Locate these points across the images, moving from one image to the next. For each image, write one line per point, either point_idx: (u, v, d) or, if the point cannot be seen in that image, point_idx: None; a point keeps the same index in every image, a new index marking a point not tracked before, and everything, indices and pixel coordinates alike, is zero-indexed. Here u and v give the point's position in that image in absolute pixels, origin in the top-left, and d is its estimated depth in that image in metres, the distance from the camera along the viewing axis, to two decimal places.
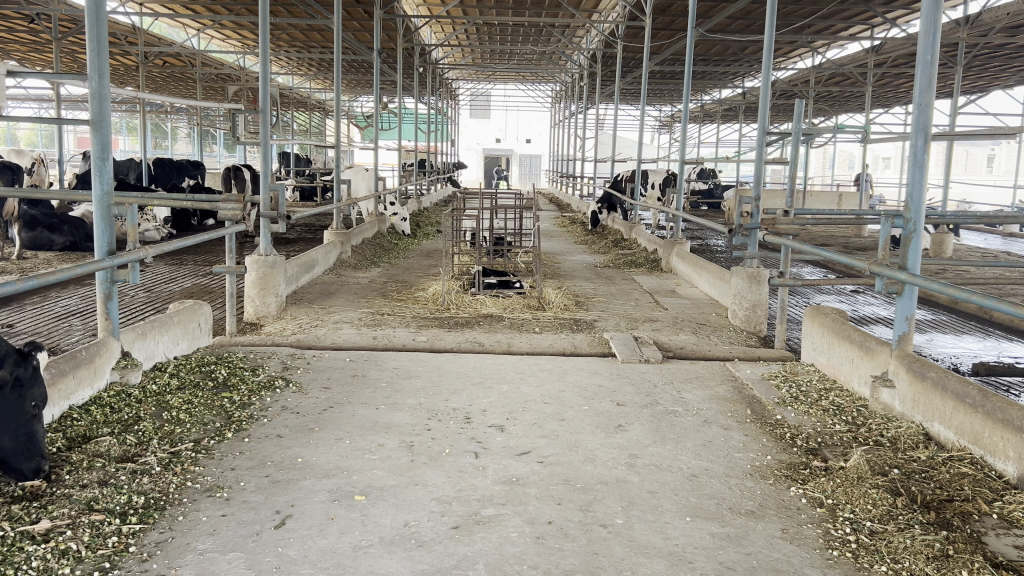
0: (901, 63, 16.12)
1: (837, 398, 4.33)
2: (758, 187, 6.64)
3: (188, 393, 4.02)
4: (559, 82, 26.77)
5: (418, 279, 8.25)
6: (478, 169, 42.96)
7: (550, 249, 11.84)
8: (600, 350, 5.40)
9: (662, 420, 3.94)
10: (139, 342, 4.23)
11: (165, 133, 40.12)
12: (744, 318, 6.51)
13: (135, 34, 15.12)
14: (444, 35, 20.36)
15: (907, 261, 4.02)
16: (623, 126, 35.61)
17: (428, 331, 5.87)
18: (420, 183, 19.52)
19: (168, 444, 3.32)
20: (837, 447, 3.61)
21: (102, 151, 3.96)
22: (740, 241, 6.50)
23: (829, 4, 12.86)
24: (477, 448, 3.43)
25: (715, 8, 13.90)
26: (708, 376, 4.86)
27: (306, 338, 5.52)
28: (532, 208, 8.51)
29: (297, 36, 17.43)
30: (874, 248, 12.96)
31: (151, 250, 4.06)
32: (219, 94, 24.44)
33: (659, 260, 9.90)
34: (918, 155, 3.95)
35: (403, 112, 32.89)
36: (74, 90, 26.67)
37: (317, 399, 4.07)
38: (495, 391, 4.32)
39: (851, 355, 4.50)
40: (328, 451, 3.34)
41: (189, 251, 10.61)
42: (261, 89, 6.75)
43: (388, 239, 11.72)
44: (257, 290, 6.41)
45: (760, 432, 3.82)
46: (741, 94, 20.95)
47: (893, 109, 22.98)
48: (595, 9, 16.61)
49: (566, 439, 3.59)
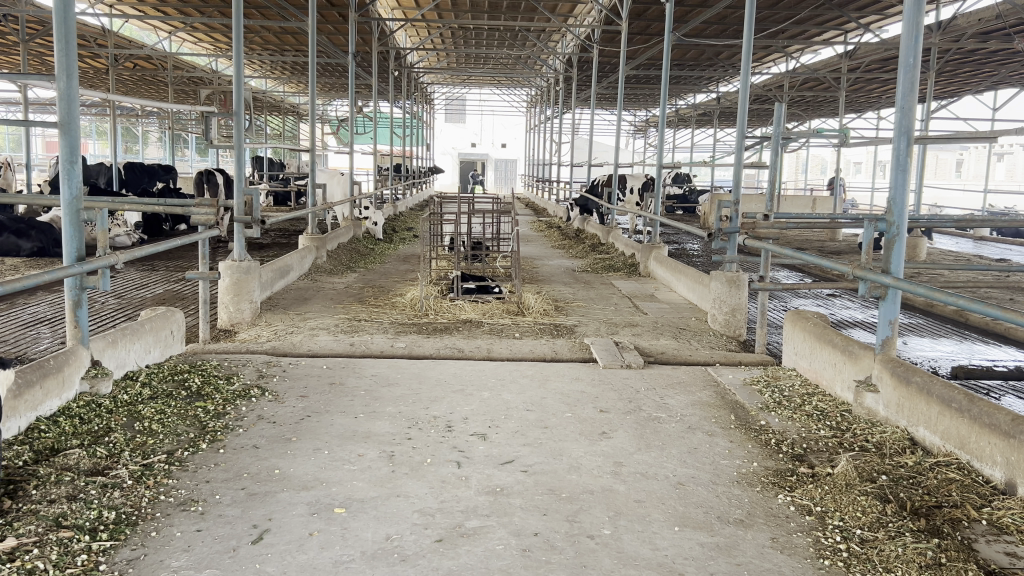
0: (875, 69, 16.28)
1: (820, 403, 4.31)
2: (738, 191, 6.62)
3: (161, 403, 3.90)
4: (535, 87, 26.76)
5: (395, 284, 8.16)
6: (453, 173, 42.91)
7: (528, 253, 11.80)
8: (581, 356, 5.34)
9: (646, 427, 3.89)
10: (109, 350, 4.11)
11: (135, 138, 39.64)
12: (724, 322, 6.49)
13: (105, 37, 14.87)
14: (419, 39, 20.27)
15: (890, 264, 4.01)
16: (599, 131, 35.73)
17: (407, 337, 5.79)
18: (396, 186, 19.43)
19: (141, 455, 3.21)
20: (823, 453, 3.58)
21: (71, 154, 3.83)
22: (720, 245, 6.47)
23: (803, 9, 12.97)
24: (460, 457, 3.36)
25: (691, 12, 13.95)
26: (690, 381, 4.82)
27: (282, 345, 5.42)
28: (510, 212, 8.45)
29: (271, 39, 17.29)
30: (849, 252, 13.04)
31: (122, 255, 3.93)
32: (191, 97, 24.19)
33: (637, 264, 9.88)
34: (901, 158, 3.95)
35: (378, 117, 32.76)
36: (41, 93, 26.26)
37: (295, 408, 3.98)
38: (476, 398, 4.25)
39: (833, 360, 4.49)
40: (307, 462, 3.25)
41: (161, 256, 10.44)
42: (234, 90, 6.54)
43: (364, 244, 11.60)
44: (231, 296, 6.29)
45: (745, 438, 3.78)
46: (716, 99, 21.11)
47: (865, 114, 23.26)
48: (571, 13, 16.63)
49: (550, 447, 3.52)
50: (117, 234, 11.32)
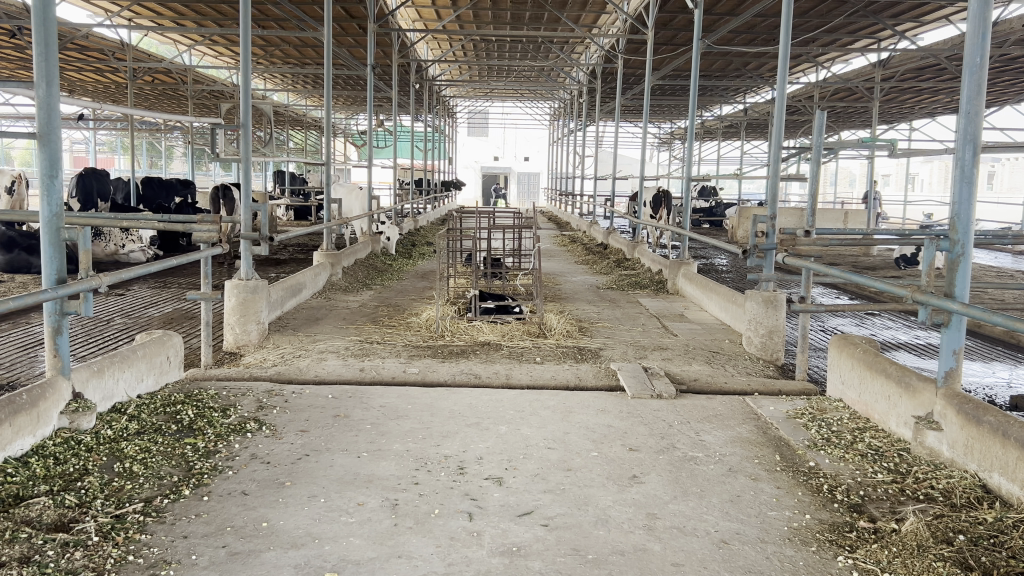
0: (910, 77, 15.72)
1: (873, 440, 3.89)
2: (775, 205, 6.19)
3: (148, 440, 3.56)
4: (558, 99, 26.49)
5: (411, 303, 7.82)
6: (476, 187, 42.75)
7: (551, 269, 11.42)
8: (608, 384, 4.94)
9: (682, 469, 3.48)
10: (95, 381, 3.78)
11: (160, 154, 39.95)
12: (760, 346, 6.05)
13: (123, 50, 14.72)
14: (441, 51, 20.07)
15: (954, 287, 3.59)
16: (624, 143, 35.38)
17: (421, 362, 5.41)
18: (418, 200, 19.16)
19: (114, 505, 2.86)
20: (884, 503, 3.15)
21: (51, 168, 3.51)
22: (755, 263, 6.07)
23: (837, 16, 12.53)
24: (472, 508, 2.97)
25: (719, 21, 13.58)
26: (728, 414, 4.39)
27: (287, 370, 5.07)
28: (532, 227, 8.06)
29: (291, 53, 17.18)
30: (885, 268, 12.51)
31: (106, 277, 3.58)
32: (212, 112, 24.18)
33: (665, 282, 9.46)
34: (966, 169, 3.52)
35: (399, 130, 32.69)
36: (65, 109, 26.40)
37: (292, 446, 3.62)
38: (492, 434, 3.87)
39: (886, 392, 4.06)
40: (300, 513, 2.88)
41: (172, 274, 10.18)
42: (242, 101, 6.17)
43: (381, 260, 11.27)
44: (237, 316, 5.96)
45: (794, 483, 3.37)
46: (743, 110, 20.68)
47: (897, 125, 22.78)
48: (595, 24, 16.32)
49: (573, 494, 3.13)
50: (132, 250, 11.11)
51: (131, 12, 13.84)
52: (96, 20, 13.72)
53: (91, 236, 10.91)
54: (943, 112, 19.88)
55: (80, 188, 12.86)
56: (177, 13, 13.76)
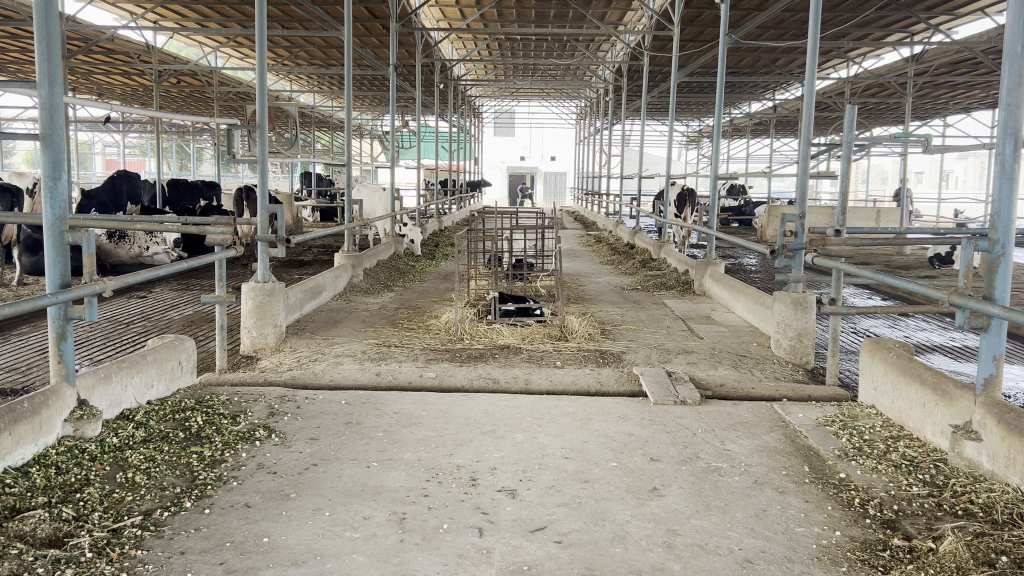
0: (945, 71, 15.34)
1: (907, 450, 3.71)
2: (804, 203, 5.98)
3: (153, 448, 3.48)
4: (584, 98, 26.30)
5: (432, 305, 7.71)
6: (502, 188, 42.70)
7: (575, 270, 11.27)
8: (629, 389, 4.78)
9: (704, 481, 3.32)
10: (101, 387, 3.70)
11: (189, 155, 40.39)
12: (789, 349, 5.85)
13: (148, 52, 14.79)
14: (466, 51, 19.99)
15: (994, 290, 3.39)
16: (651, 142, 35.11)
17: (438, 366, 5.30)
18: (443, 200, 19.09)
19: (111, 518, 2.76)
20: (919, 519, 2.97)
21: (54, 170, 3.43)
22: (783, 264, 5.87)
23: (868, 11, 12.25)
24: (483, 522, 2.84)
25: (747, 16, 13.35)
26: (755, 422, 4.22)
27: (302, 375, 4.97)
28: (555, 227, 7.91)
29: (316, 54, 17.19)
30: (919, 268, 12.19)
31: (110, 282, 3.48)
32: (238, 114, 24.36)
33: (692, 282, 9.27)
34: (1007, 164, 3.32)
35: (425, 130, 32.69)
36: (95, 111, 26.77)
37: (301, 455, 3.51)
38: (507, 442, 3.73)
39: (921, 399, 3.87)
40: (302, 528, 2.77)
41: (194, 276, 10.16)
42: (258, 102, 6.07)
43: (404, 262, 11.19)
44: (254, 320, 5.87)
45: (823, 496, 3.20)
46: (773, 108, 20.37)
47: (932, 121, 22.31)
48: (620, 21, 16.14)
49: (590, 508, 2.99)
50: (156, 252, 11.12)
51: (157, 15, 13.94)
52: (122, 22, 13.84)
53: (115, 238, 10.95)
54: (978, 107, 19.44)
55: (107, 189, 12.92)
56: (202, 15, 13.85)
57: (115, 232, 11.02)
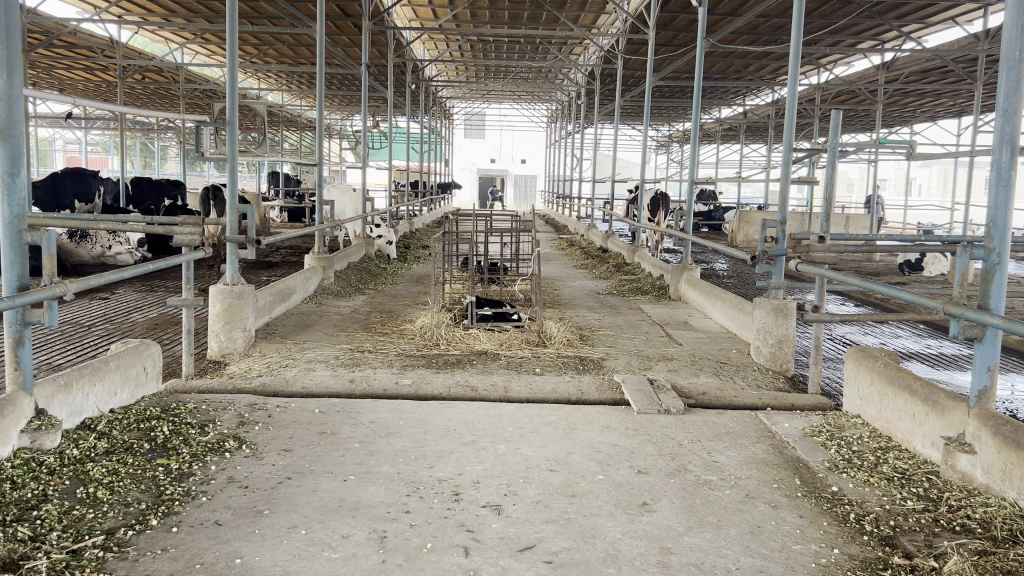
0: (915, 79, 15.50)
1: (898, 462, 3.63)
2: (784, 209, 5.91)
3: (117, 461, 3.28)
4: (555, 101, 26.27)
5: (406, 309, 7.55)
6: (472, 189, 42.57)
7: (549, 273, 11.16)
8: (611, 397, 4.67)
9: (695, 495, 3.21)
10: (61, 396, 3.49)
11: (152, 154, 39.76)
12: (769, 356, 5.79)
13: (112, 47, 14.46)
14: (438, 51, 19.85)
15: (989, 299, 3.32)
16: (621, 145, 35.24)
17: (414, 372, 5.15)
18: (413, 202, 18.92)
19: (71, 538, 2.58)
20: (917, 535, 2.89)
21: (12, 164, 3.22)
22: (763, 270, 5.80)
23: (841, 17, 12.31)
24: (468, 541, 2.70)
25: (721, 21, 13.37)
26: (741, 431, 4.13)
27: (273, 382, 4.80)
28: (530, 230, 7.78)
29: (286, 52, 16.96)
30: (891, 274, 12.25)
31: (71, 284, 3.27)
32: (205, 112, 23.97)
33: (667, 287, 9.21)
34: (1003, 173, 3.25)
35: (395, 131, 32.47)
36: (56, 107, 26.20)
37: (274, 468, 3.34)
38: (489, 454, 3.60)
39: (910, 410, 3.81)
40: (277, 547, 2.61)
41: (159, 277, 9.88)
42: (228, 99, 5.86)
43: (374, 264, 11.00)
44: (222, 323, 5.67)
45: (818, 511, 3.10)
46: (744, 113, 20.46)
47: (899, 129, 22.57)
48: (594, 24, 16.09)
49: (579, 525, 2.86)
50: (119, 252, 10.82)
51: (121, 8, 13.65)
52: (85, 15, 13.51)
53: (77, 238, 10.65)
54: (944, 115, 19.72)
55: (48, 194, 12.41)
56: (168, 10, 13.59)
57: (76, 232, 10.71)
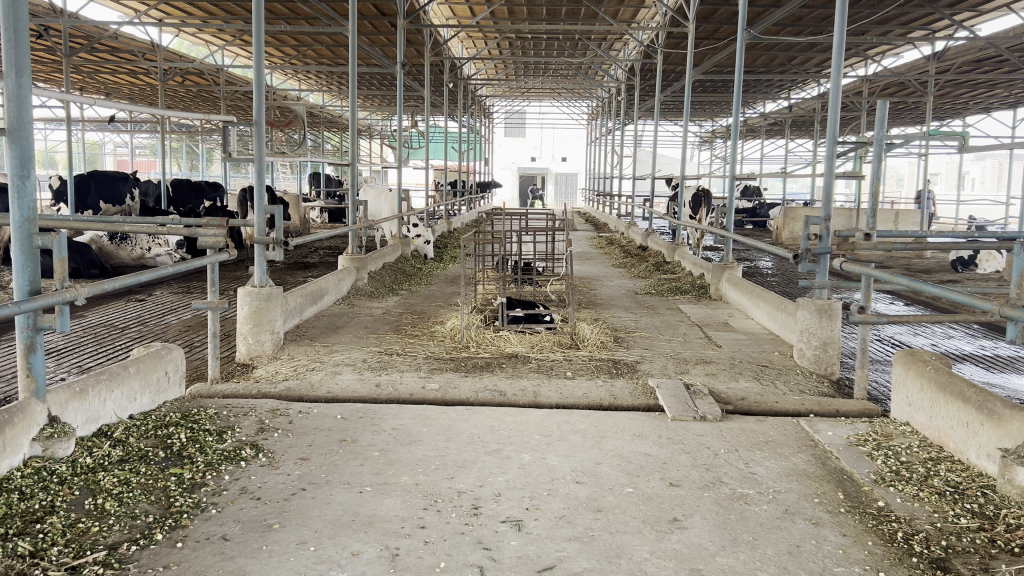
0: (968, 69, 14.97)
1: (950, 474, 3.39)
2: (829, 205, 5.65)
3: (129, 470, 3.19)
4: (595, 98, 26.01)
5: (438, 310, 7.44)
6: (513, 188, 42.46)
7: (587, 272, 10.97)
8: (645, 403, 4.48)
9: (730, 511, 3.01)
10: (76, 403, 3.41)
11: (198, 156, 40.31)
12: (813, 359, 5.53)
13: (153, 51, 14.63)
14: (476, 49, 19.76)
15: None
16: (662, 142, 34.87)
17: (441, 376, 5.02)
18: (452, 201, 18.83)
19: (71, 554, 2.47)
20: (972, 557, 2.66)
21: (21, 167, 3.15)
22: (807, 268, 5.54)
23: (888, 7, 11.93)
24: (485, 560, 2.55)
25: (764, 13, 13.07)
26: (782, 440, 3.91)
27: (298, 387, 4.70)
28: (565, 229, 7.59)
29: (324, 52, 17.02)
30: (943, 272, 11.83)
31: (83, 289, 3.17)
32: (247, 113, 24.19)
33: (707, 287, 8.96)
34: None
35: (435, 131, 32.51)
36: (102, 111, 26.66)
37: (288, 478, 3.23)
38: (514, 464, 3.44)
39: (964, 418, 3.56)
40: (282, 565, 2.49)
41: (196, 278, 9.91)
42: (256, 98, 5.78)
43: (410, 264, 10.92)
44: (251, 326, 5.59)
45: (862, 530, 2.89)
46: (788, 108, 20.02)
47: (952, 121, 21.88)
48: (633, 19, 15.87)
49: (603, 543, 2.69)
50: (158, 254, 10.90)
51: (161, 11, 13.78)
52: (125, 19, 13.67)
53: (117, 240, 10.74)
54: (998, 107, 19.05)
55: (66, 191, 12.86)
56: (207, 13, 13.70)
57: (117, 234, 10.80)
